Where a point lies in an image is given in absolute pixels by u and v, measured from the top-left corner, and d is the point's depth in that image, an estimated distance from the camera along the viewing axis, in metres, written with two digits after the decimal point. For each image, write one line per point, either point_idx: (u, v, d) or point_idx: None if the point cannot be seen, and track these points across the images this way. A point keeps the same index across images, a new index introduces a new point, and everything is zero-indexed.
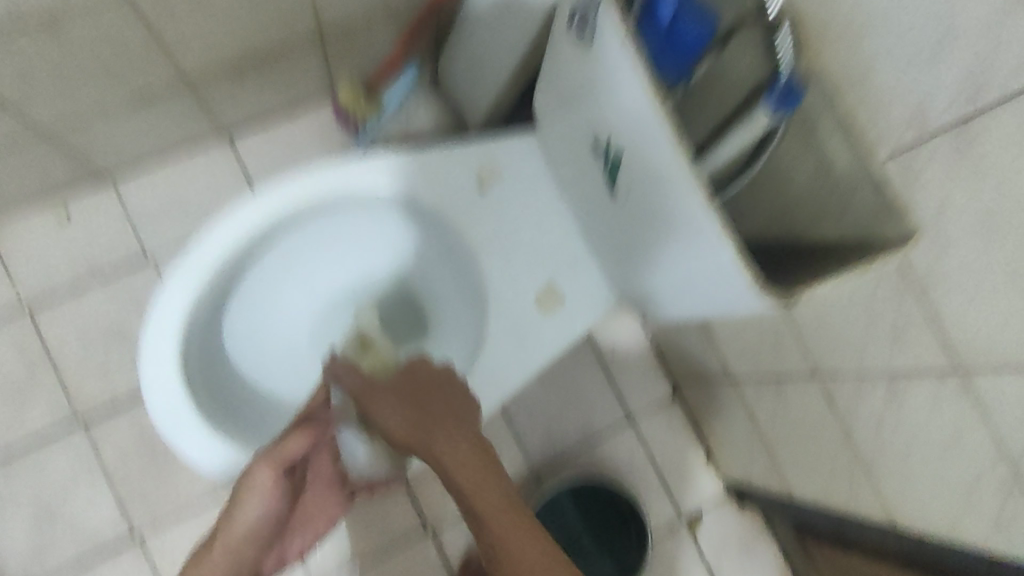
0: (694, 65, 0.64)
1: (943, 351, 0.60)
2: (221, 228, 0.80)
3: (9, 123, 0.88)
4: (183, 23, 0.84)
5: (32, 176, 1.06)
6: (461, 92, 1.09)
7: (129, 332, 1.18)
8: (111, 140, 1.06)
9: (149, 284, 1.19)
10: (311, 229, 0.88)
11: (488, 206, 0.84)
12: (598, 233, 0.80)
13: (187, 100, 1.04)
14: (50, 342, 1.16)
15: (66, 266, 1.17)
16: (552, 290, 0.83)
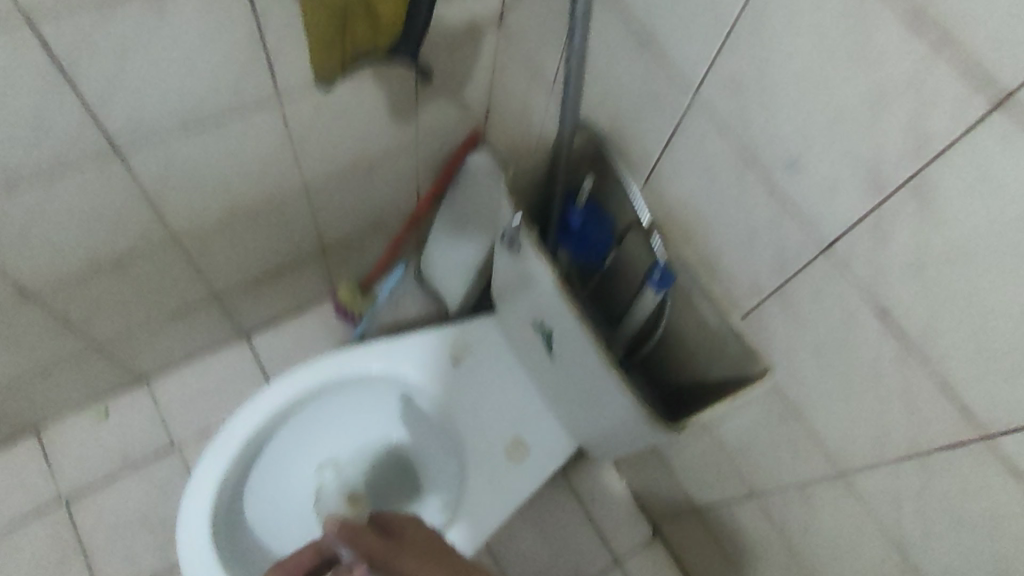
0: (601, 255, 0.80)
1: (1009, 473, 0.53)
2: (238, 418, 0.86)
3: (52, 321, 0.94)
4: (213, 254, 1.01)
5: (81, 381, 1.12)
6: (442, 286, 1.23)
7: (149, 525, 1.14)
8: (154, 352, 1.16)
9: (172, 472, 1.18)
10: (319, 413, 0.94)
11: (456, 376, 0.89)
12: (555, 390, 0.84)
13: (216, 312, 1.16)
14: (83, 530, 1.13)
15: (104, 465, 1.17)
16: (518, 445, 0.87)
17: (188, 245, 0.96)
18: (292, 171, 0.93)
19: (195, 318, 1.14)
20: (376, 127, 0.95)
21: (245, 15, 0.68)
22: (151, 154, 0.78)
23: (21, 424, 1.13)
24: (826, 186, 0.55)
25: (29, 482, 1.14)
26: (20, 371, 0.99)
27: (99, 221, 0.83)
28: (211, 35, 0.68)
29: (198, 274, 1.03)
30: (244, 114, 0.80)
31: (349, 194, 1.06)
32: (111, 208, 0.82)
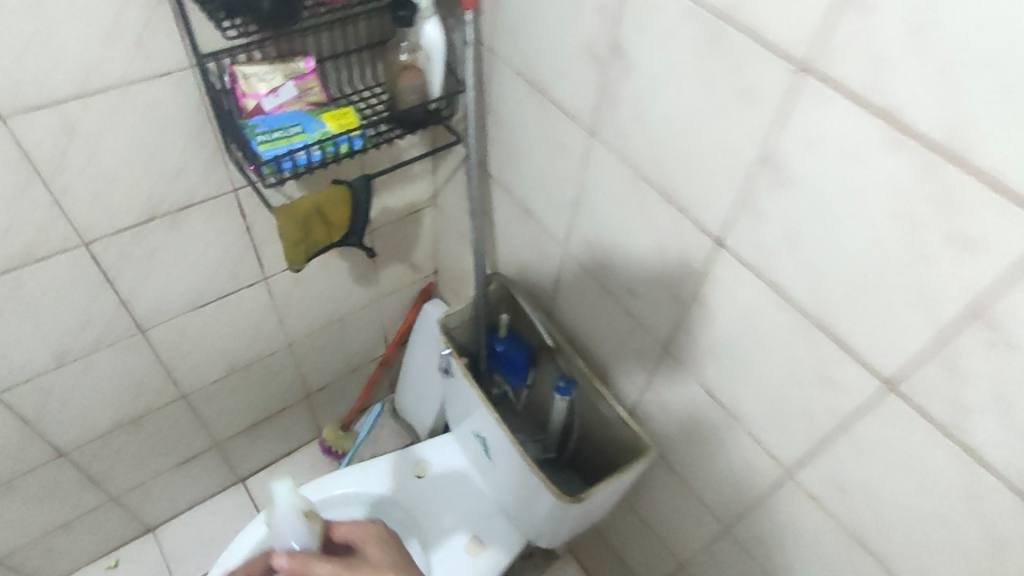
0: (525, 374, 1.00)
1: (808, 500, 0.68)
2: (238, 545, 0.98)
3: (77, 475, 1.11)
4: (212, 403, 1.19)
5: (97, 531, 1.26)
6: (410, 413, 1.41)
7: None
8: (159, 500, 1.31)
9: None
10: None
11: (424, 488, 1.06)
12: (501, 493, 1.02)
13: (214, 458, 1.32)
14: None
15: None
16: (474, 540, 1.03)
17: (197, 401, 1.16)
18: (282, 330, 1.17)
19: (200, 465, 1.31)
20: (348, 290, 1.20)
21: (241, 222, 0.94)
22: (170, 329, 1.01)
23: None
24: (649, 300, 0.78)
25: None
26: (44, 525, 1.15)
27: (126, 387, 1.04)
28: (216, 239, 0.94)
29: (203, 426, 1.22)
30: (242, 291, 1.04)
31: (328, 345, 1.28)
32: (135, 374, 1.03)
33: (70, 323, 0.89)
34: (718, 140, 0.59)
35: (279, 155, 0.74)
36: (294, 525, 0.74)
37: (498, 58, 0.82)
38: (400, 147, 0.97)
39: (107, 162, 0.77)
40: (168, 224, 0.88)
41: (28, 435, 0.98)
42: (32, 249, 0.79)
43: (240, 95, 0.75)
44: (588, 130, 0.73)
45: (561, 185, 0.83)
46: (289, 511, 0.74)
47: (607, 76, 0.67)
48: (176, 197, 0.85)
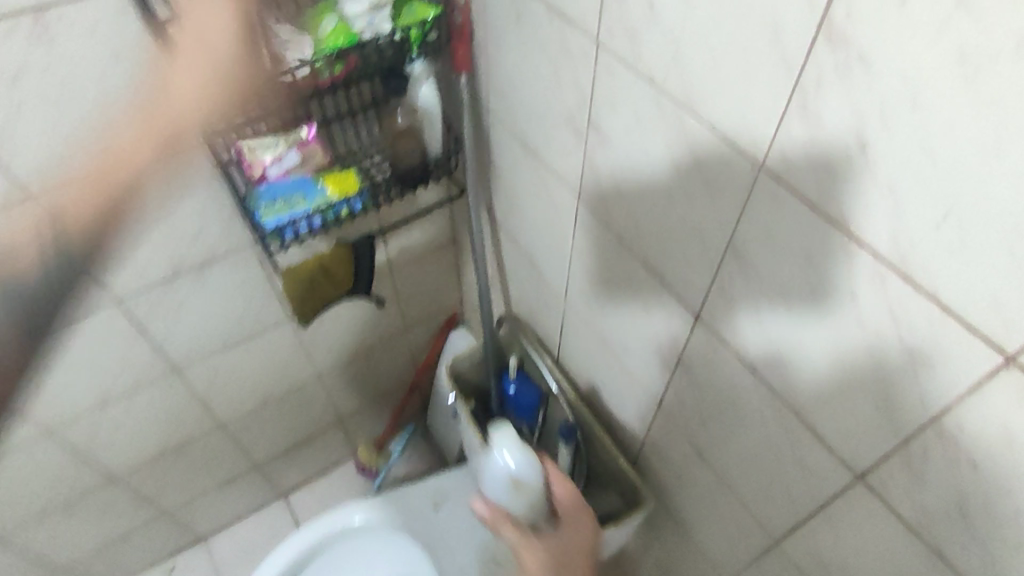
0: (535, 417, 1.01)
1: (795, 564, 0.68)
2: None
3: (126, 497, 1.19)
4: (249, 429, 1.25)
5: (148, 545, 1.34)
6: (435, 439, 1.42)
7: None
8: (204, 518, 1.37)
9: None
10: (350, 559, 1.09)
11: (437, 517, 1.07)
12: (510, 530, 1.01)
13: (256, 480, 1.38)
14: None
15: None
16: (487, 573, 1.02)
17: (233, 429, 1.22)
18: (311, 363, 1.22)
19: (239, 486, 1.37)
20: (373, 322, 1.24)
21: (260, 271, 0.99)
22: (200, 369, 1.07)
23: None
24: (641, 359, 0.78)
25: None
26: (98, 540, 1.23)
27: (164, 422, 1.11)
28: (236, 287, 0.99)
29: (242, 453, 1.29)
30: (268, 331, 1.09)
31: (358, 375, 1.33)
32: (173, 410, 1.10)
33: (108, 370, 0.97)
34: (690, 224, 0.58)
35: (281, 225, 0.78)
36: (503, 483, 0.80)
37: (494, 116, 0.83)
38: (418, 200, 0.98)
39: (130, 233, 0.83)
40: (192, 279, 0.94)
41: (80, 464, 1.07)
42: None
43: (247, 164, 0.77)
44: (575, 194, 0.74)
45: (558, 241, 0.83)
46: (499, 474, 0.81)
47: (587, 149, 0.67)
48: (196, 254, 0.91)
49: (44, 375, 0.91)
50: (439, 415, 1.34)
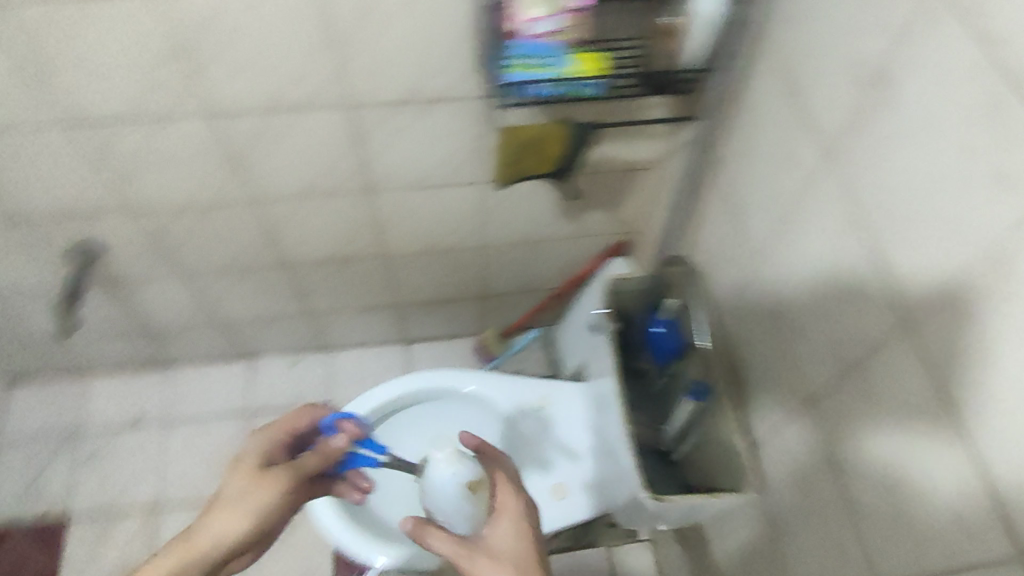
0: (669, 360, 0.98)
1: None
2: (377, 396, 1.11)
3: (290, 286, 1.29)
4: (406, 271, 1.31)
5: (287, 335, 1.45)
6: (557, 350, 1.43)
7: None
8: (341, 333, 1.47)
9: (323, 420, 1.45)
10: (467, 413, 1.18)
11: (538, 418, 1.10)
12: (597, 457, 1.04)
13: (393, 319, 1.46)
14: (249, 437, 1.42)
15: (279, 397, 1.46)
16: (558, 487, 1.06)
17: (392, 263, 1.28)
18: (481, 233, 1.24)
19: (378, 317, 1.44)
20: (551, 218, 1.23)
21: (477, 124, 1.00)
22: (390, 196, 1.12)
23: (243, 351, 1.48)
24: (825, 349, 0.71)
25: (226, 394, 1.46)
26: (257, 313, 1.36)
27: (343, 230, 1.18)
28: (451, 131, 1.01)
29: (392, 289, 1.36)
30: (460, 186, 1.12)
31: (516, 262, 1.34)
32: (353, 225, 1.17)
33: (318, 163, 1.03)
34: (961, 215, 0.52)
35: (517, 83, 0.82)
36: (438, 484, 0.83)
37: (771, 47, 0.76)
38: (652, 108, 0.93)
39: (386, 44, 0.87)
40: (418, 108, 0.97)
41: (267, 241, 1.17)
42: (314, 97, 0.92)
43: (515, 14, 0.78)
44: (836, 151, 0.66)
45: (789, 197, 0.76)
46: (439, 472, 0.84)
47: (875, 104, 0.60)
48: (433, 84, 0.93)
49: (274, 148, 0.99)
50: (570, 329, 1.35)
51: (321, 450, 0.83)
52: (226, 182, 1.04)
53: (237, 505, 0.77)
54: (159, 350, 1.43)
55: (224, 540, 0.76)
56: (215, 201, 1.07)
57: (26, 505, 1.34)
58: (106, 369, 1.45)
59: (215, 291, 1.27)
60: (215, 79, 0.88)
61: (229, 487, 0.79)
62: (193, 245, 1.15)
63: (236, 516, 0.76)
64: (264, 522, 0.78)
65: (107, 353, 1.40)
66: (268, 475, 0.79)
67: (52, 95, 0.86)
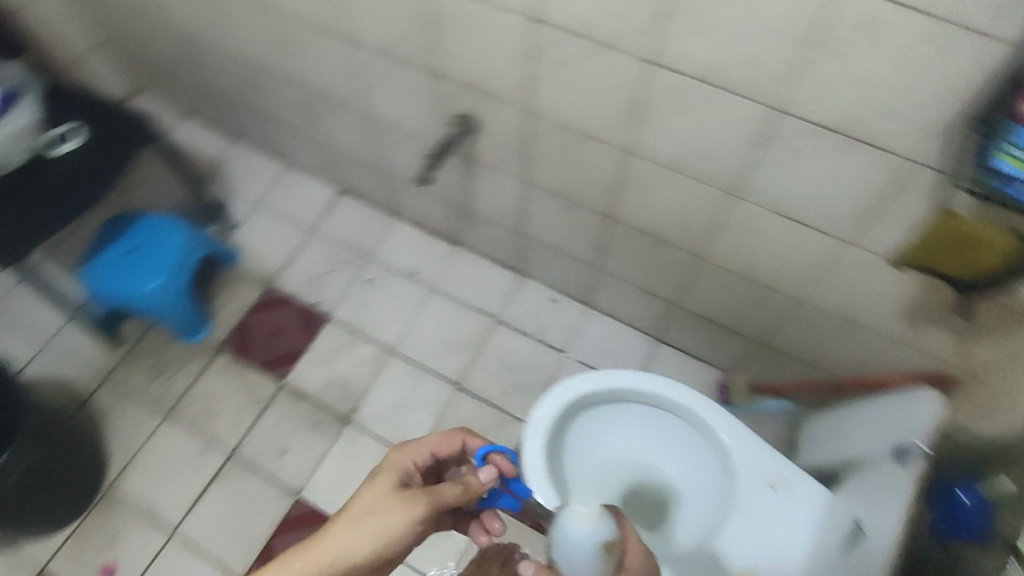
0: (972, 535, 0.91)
1: None
2: (630, 380, 1.13)
3: (597, 236, 1.31)
4: (707, 281, 1.25)
5: (563, 274, 1.49)
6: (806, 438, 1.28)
7: (513, 370, 1.47)
8: (608, 297, 1.47)
9: (550, 363, 1.49)
10: (693, 443, 1.14)
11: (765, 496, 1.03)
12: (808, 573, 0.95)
13: (662, 313, 1.42)
14: (485, 339, 1.51)
15: (525, 321, 1.53)
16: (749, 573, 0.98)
17: (700, 267, 1.23)
18: (808, 288, 1.12)
19: (650, 303, 1.41)
20: (894, 315, 1.07)
21: (893, 185, 0.88)
22: (750, 209, 1.05)
23: (518, 266, 1.56)
24: None
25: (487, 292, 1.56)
26: (553, 242, 1.40)
27: (680, 215, 1.14)
28: (863, 180, 0.90)
29: (681, 288, 1.31)
30: (823, 234, 1.01)
31: (821, 333, 1.20)
32: (692, 215, 1.13)
33: (702, 145, 0.99)
34: None
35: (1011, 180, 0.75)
36: (573, 547, 0.77)
37: None
38: None
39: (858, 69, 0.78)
40: (841, 143, 0.87)
41: (607, 189, 1.18)
42: (747, 87, 0.88)
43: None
44: None
45: None
46: (576, 535, 0.77)
47: None
48: (877, 128, 0.83)
49: (674, 115, 0.97)
50: (834, 430, 1.20)
51: (463, 482, 0.91)
52: (614, 123, 1.05)
53: (371, 521, 0.84)
54: (460, 227, 1.56)
55: (355, 552, 0.83)
56: (593, 133, 1.09)
57: (309, 291, 1.57)
58: (412, 219, 1.63)
59: (535, 206, 1.33)
60: (675, 32, 0.86)
61: (365, 499, 0.87)
62: (546, 160, 1.20)
63: (364, 532, 0.83)
64: (391, 540, 0.84)
65: (422, 208, 1.56)
66: (405, 497, 0.86)
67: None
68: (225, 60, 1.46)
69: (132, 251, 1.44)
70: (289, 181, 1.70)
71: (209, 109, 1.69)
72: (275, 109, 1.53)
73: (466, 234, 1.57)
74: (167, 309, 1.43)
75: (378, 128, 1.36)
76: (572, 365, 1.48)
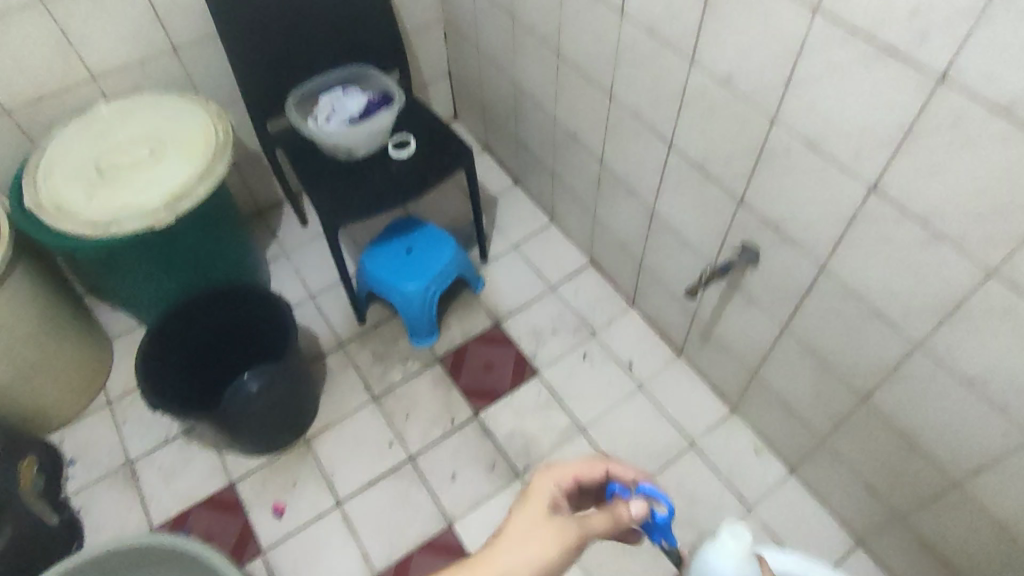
0: None
1: None
2: None
3: (840, 412, 1.22)
4: (954, 515, 1.10)
5: (783, 431, 1.41)
6: None
7: (691, 501, 1.41)
8: (824, 478, 1.36)
9: (731, 512, 1.40)
10: None
11: None
12: None
13: (880, 520, 1.27)
14: (675, 458, 1.46)
15: (721, 460, 1.46)
16: None
17: (953, 496, 1.08)
18: None
19: (871, 504, 1.27)
20: None
21: None
22: None
23: (736, 403, 1.51)
24: None
25: (695, 413, 1.53)
26: (788, 397, 1.33)
27: (949, 434, 1.03)
28: None
29: (917, 506, 1.17)
30: None
31: None
32: (968, 442, 1.01)
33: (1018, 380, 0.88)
34: None
35: None
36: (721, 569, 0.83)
37: None
38: None
39: None
40: None
41: (874, 375, 1.11)
42: None
43: None
44: None
45: None
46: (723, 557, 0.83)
47: None
48: None
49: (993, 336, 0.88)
50: None
51: (611, 512, 0.77)
52: (915, 315, 0.97)
53: (531, 546, 0.72)
54: (692, 341, 1.55)
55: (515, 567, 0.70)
56: (885, 315, 1.02)
57: (529, 341, 1.65)
58: (645, 312, 1.67)
59: (781, 354, 1.29)
60: None
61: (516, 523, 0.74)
62: (818, 321, 1.15)
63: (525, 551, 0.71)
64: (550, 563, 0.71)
65: (665, 310, 1.58)
66: (560, 519, 0.74)
67: (881, 176, 0.89)
68: (545, 123, 1.64)
69: (408, 252, 1.59)
70: (549, 238, 1.84)
71: (512, 156, 1.90)
72: (567, 176, 1.67)
73: (694, 349, 1.56)
74: (411, 314, 1.58)
75: (656, 225, 1.43)
76: (754, 525, 1.38)
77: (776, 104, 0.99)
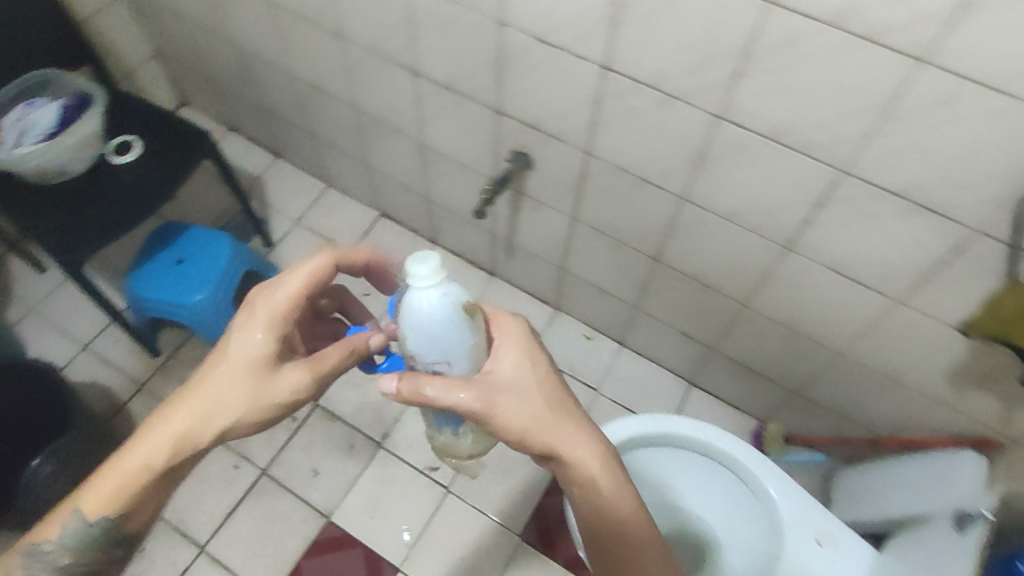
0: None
1: None
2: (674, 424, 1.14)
3: (638, 280, 1.34)
4: (748, 332, 1.26)
5: (601, 312, 1.52)
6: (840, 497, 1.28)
7: None
8: (646, 339, 1.50)
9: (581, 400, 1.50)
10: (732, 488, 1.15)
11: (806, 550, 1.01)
12: None
13: (699, 358, 1.43)
14: None
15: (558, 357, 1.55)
16: None
17: (744, 317, 1.23)
18: (858, 347, 1.11)
19: (688, 347, 1.42)
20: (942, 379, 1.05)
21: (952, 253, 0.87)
22: (802, 263, 1.04)
23: (556, 300, 1.59)
24: None
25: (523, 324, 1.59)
26: (594, 280, 1.42)
27: (728, 266, 1.15)
28: (921, 242, 0.89)
29: (721, 335, 1.32)
30: (870, 291, 1.01)
31: (859, 390, 1.20)
32: (741, 269, 1.14)
33: (765, 204, 0.99)
34: None
35: None
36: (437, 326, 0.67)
37: None
38: None
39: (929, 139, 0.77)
40: (904, 209, 0.86)
41: (653, 238, 1.21)
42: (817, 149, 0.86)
43: None
44: None
45: None
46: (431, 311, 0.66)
47: None
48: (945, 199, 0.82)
49: (733, 171, 0.97)
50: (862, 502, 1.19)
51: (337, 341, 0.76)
52: (671, 174, 1.05)
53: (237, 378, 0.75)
54: (499, 258, 1.59)
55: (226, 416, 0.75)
56: (651, 179, 1.09)
57: None
58: (448, 245, 1.68)
59: (576, 244, 1.36)
60: (748, 89, 0.85)
61: (243, 350, 0.74)
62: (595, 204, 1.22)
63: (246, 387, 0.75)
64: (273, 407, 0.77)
65: (464, 237, 1.60)
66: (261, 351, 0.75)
67: (606, 49, 0.93)
68: (281, 83, 1.51)
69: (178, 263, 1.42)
70: (330, 202, 1.75)
71: (262, 128, 1.75)
72: (326, 134, 1.58)
73: (502, 266, 1.60)
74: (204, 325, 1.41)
75: (428, 158, 1.41)
76: (604, 403, 1.50)
77: (499, 7, 0.98)
